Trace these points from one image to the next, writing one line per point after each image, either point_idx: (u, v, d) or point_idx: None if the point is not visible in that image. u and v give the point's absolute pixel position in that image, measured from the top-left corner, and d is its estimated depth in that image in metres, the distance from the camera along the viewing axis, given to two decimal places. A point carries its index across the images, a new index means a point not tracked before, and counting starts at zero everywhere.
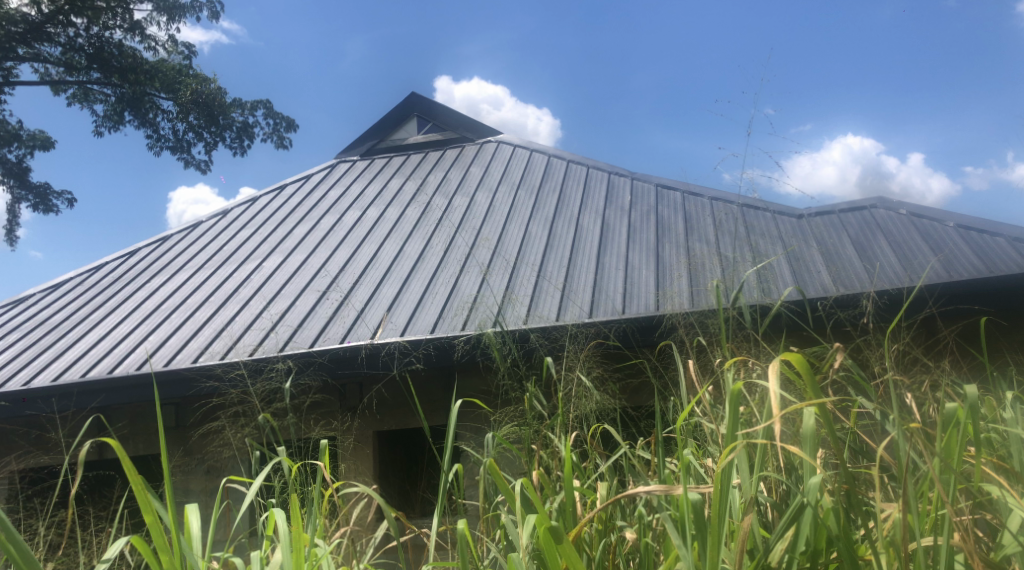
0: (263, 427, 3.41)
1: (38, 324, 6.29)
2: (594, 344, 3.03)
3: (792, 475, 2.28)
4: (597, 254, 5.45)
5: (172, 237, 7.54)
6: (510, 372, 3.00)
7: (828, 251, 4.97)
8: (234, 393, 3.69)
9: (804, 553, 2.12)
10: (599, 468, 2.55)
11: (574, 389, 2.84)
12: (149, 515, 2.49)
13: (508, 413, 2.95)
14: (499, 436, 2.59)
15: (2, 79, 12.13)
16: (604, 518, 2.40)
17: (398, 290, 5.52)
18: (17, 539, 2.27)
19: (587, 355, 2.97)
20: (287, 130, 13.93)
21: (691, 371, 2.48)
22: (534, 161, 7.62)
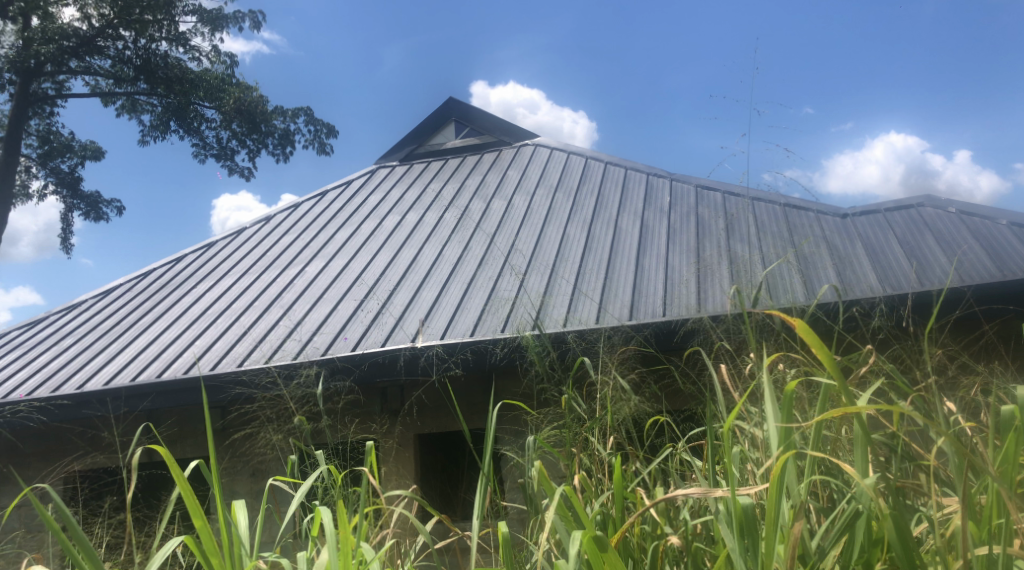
0: (302, 429, 3.46)
1: (89, 329, 6.43)
2: (629, 347, 3.03)
3: (840, 479, 2.27)
4: (637, 256, 5.44)
5: (217, 243, 7.68)
6: (547, 375, 3.01)
7: (874, 251, 4.92)
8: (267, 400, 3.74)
9: (858, 559, 2.12)
10: (643, 472, 2.55)
11: (612, 392, 2.84)
12: (199, 520, 2.54)
13: (545, 416, 2.96)
14: (540, 439, 2.60)
15: (55, 92, 12.45)
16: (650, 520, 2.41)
17: (437, 293, 5.56)
18: (85, 545, 2.41)
19: (622, 358, 2.97)
20: (328, 136, 14.09)
21: (726, 375, 2.47)
22: (572, 163, 7.63)
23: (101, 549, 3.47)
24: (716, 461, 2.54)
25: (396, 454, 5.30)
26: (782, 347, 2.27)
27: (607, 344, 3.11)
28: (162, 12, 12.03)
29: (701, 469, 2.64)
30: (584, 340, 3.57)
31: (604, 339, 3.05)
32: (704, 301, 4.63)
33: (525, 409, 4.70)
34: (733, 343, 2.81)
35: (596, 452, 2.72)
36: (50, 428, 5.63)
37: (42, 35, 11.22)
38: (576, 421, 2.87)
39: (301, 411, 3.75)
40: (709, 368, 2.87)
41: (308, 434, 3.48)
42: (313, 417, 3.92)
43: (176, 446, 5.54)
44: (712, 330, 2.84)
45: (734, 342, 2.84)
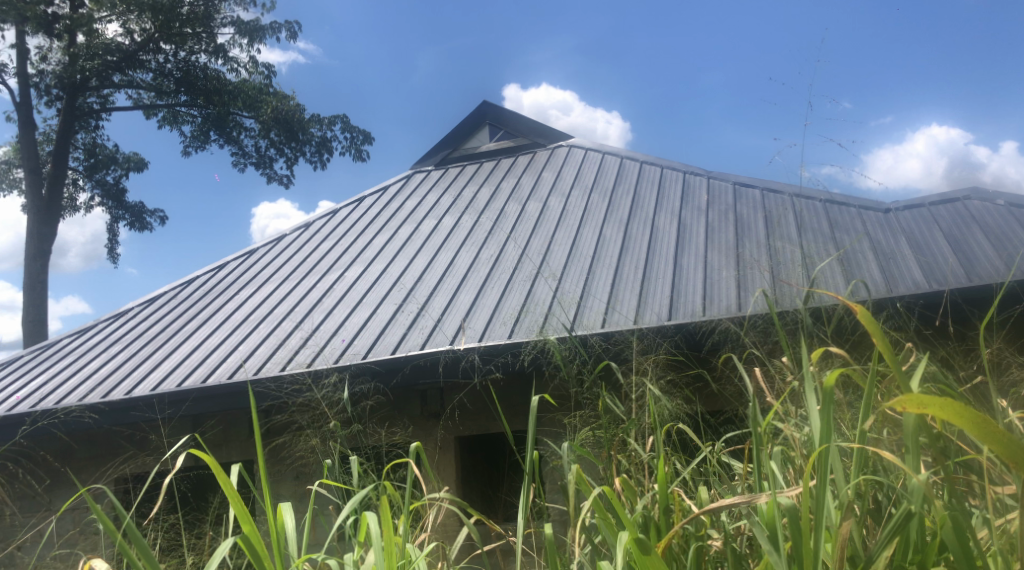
0: (336, 433, 3.53)
1: (136, 336, 6.58)
2: (661, 350, 3.05)
3: (888, 479, 2.28)
4: (675, 255, 5.46)
5: (258, 250, 7.81)
6: (576, 378, 3.03)
7: (919, 246, 4.89)
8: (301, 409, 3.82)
9: (912, 560, 2.10)
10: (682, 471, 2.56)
11: (647, 395, 2.85)
12: (247, 524, 2.59)
13: (580, 418, 2.99)
14: (576, 441, 2.62)
15: (100, 106, 12.73)
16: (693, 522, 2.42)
17: (475, 296, 5.62)
18: (140, 542, 2.50)
19: (655, 360, 2.99)
20: (364, 143, 14.23)
21: (761, 377, 2.47)
22: (607, 163, 7.66)
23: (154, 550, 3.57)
24: (753, 464, 2.55)
25: (438, 456, 5.37)
26: (814, 346, 2.29)
27: (641, 345, 3.14)
28: (202, 25, 12.21)
29: (738, 470, 2.66)
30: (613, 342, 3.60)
31: (635, 341, 3.07)
32: (743, 299, 4.63)
33: (563, 410, 4.73)
34: (765, 347, 2.82)
35: (634, 454, 2.75)
36: (100, 434, 5.78)
37: (87, 50, 11.55)
38: (612, 423, 2.90)
39: (334, 417, 3.82)
40: (739, 371, 2.88)
41: (341, 438, 3.54)
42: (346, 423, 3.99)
43: (220, 451, 5.65)
44: (740, 334, 2.85)
45: (765, 345, 2.85)
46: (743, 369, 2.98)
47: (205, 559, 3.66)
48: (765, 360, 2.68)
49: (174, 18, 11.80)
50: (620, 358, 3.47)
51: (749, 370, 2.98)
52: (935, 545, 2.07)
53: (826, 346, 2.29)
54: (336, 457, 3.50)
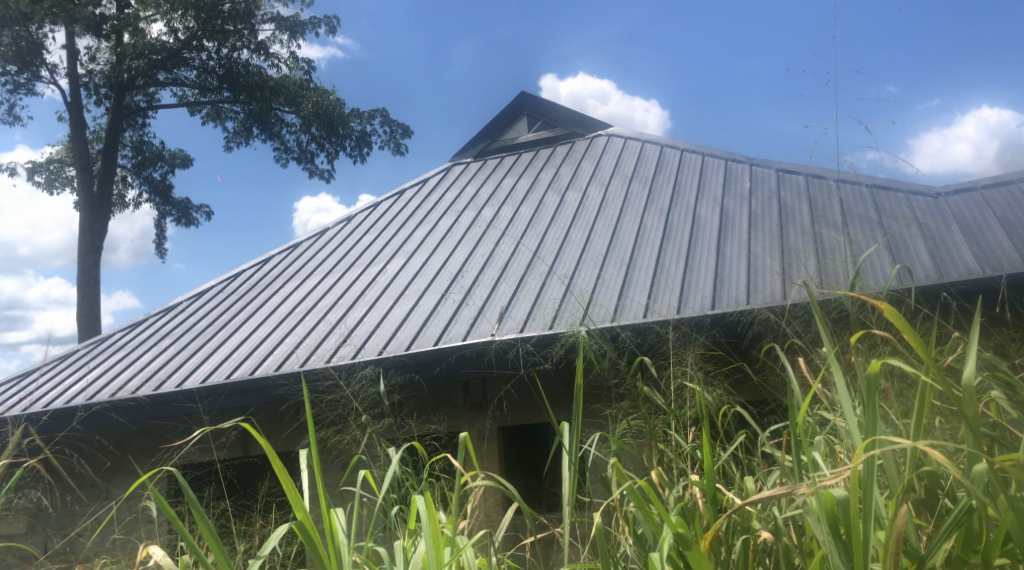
0: (372, 425, 3.58)
1: (185, 330, 6.72)
2: (699, 340, 3.04)
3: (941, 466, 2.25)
4: (717, 244, 5.45)
5: (302, 244, 7.92)
6: (613, 369, 3.03)
7: (971, 230, 4.85)
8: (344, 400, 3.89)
9: (974, 552, 2.06)
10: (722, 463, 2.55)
11: (686, 387, 2.84)
12: (302, 512, 2.62)
13: (619, 410, 3.00)
14: (607, 435, 2.62)
15: (146, 104, 12.97)
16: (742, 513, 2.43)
17: (515, 287, 5.66)
18: (198, 523, 2.59)
19: (694, 350, 2.98)
20: (403, 137, 14.34)
21: (804, 369, 2.44)
22: (647, 151, 7.65)
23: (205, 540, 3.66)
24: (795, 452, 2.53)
25: (482, 447, 5.42)
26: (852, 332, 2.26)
27: (680, 334, 3.14)
28: (243, 22, 12.35)
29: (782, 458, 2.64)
30: (649, 334, 3.61)
31: (672, 332, 3.06)
32: (787, 287, 4.62)
33: (602, 400, 4.74)
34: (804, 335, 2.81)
35: (677, 446, 2.75)
36: (150, 425, 5.91)
37: (133, 49, 11.71)
38: (652, 414, 2.90)
39: (365, 412, 3.87)
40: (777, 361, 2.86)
41: (376, 431, 3.60)
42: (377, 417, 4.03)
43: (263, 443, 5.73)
44: (780, 323, 2.84)
45: (807, 334, 2.83)
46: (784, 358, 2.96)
47: (254, 546, 3.76)
48: (804, 348, 2.66)
49: (216, 16, 11.96)
50: (654, 351, 3.48)
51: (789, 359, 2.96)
52: (998, 537, 2.02)
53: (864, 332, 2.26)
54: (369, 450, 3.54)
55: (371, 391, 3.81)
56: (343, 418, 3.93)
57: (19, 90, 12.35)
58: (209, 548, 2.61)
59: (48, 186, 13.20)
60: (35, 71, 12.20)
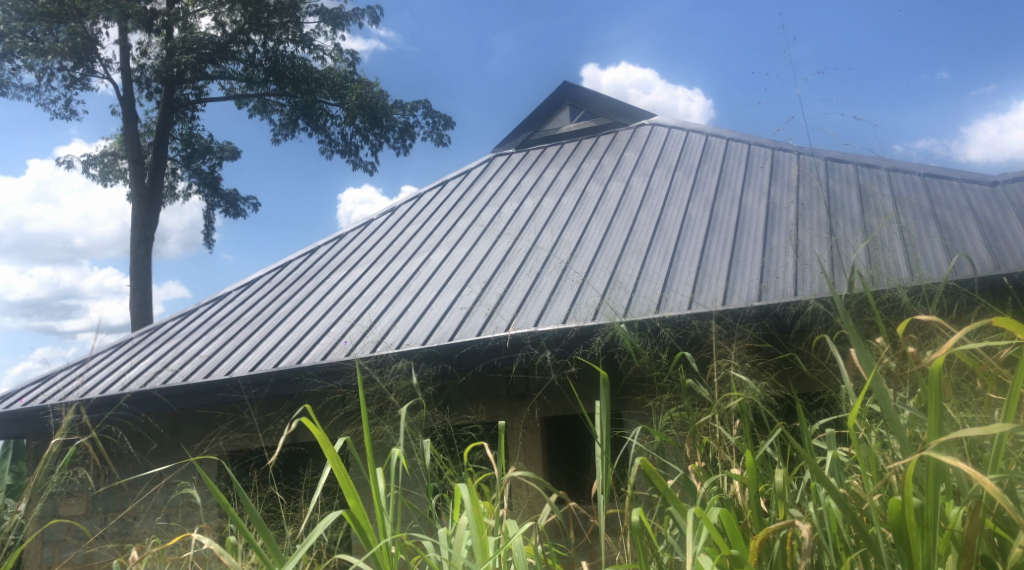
0: (413, 416, 3.61)
1: (233, 319, 6.83)
2: (744, 333, 3.02)
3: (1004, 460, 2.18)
4: (763, 234, 5.42)
5: (348, 235, 8.01)
6: (654, 361, 3.02)
7: None
8: (385, 389, 3.93)
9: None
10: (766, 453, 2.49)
11: (731, 379, 2.81)
12: (352, 499, 2.66)
13: (661, 403, 2.98)
14: (646, 427, 2.60)
15: (195, 97, 13.18)
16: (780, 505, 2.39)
17: (557, 277, 5.67)
18: (252, 510, 2.64)
19: (739, 344, 2.96)
20: (445, 128, 14.39)
21: (853, 359, 2.39)
22: (691, 141, 7.61)
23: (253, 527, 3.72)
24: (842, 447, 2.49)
25: (524, 437, 5.45)
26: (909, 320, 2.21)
27: (723, 326, 3.12)
28: (288, 15, 12.50)
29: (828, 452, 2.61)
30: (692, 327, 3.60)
31: (715, 326, 3.05)
32: (836, 279, 4.58)
33: (644, 391, 4.73)
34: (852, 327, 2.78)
35: (721, 437, 2.72)
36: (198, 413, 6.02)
37: (183, 45, 11.95)
38: (695, 405, 2.88)
39: (403, 404, 3.89)
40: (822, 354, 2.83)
41: (416, 422, 3.63)
42: (415, 407, 4.06)
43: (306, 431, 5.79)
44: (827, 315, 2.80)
45: (859, 327, 2.80)
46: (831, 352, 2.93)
47: (300, 532, 3.81)
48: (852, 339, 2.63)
49: (262, 9, 12.12)
50: (697, 344, 3.47)
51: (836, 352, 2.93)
52: None
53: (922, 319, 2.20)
54: (408, 440, 3.57)
55: (408, 384, 3.83)
56: (381, 409, 3.97)
57: (75, 85, 12.62)
58: (256, 531, 2.65)
59: (102, 179, 13.48)
60: (89, 66, 12.47)
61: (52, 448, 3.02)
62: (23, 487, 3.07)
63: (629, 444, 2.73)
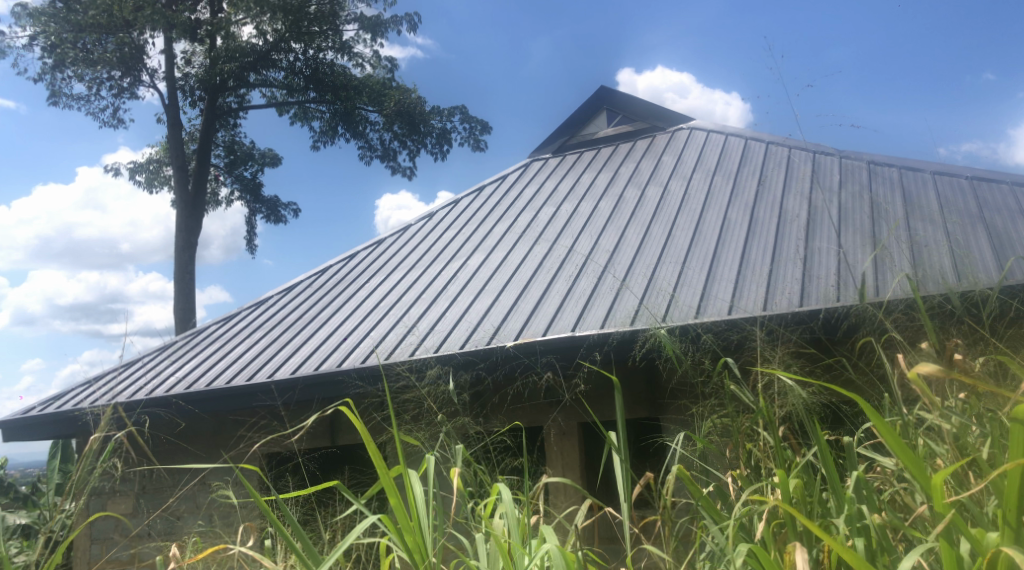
0: (449, 423, 3.63)
1: (275, 323, 6.92)
2: (789, 339, 3.01)
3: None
4: (805, 239, 5.37)
5: (386, 240, 8.07)
6: (696, 367, 3.02)
7: None
8: (416, 396, 3.95)
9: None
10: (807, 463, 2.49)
11: (773, 385, 2.81)
12: (394, 499, 2.68)
13: (705, 408, 2.99)
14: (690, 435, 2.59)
15: (237, 105, 13.38)
16: (820, 513, 2.37)
17: (594, 282, 5.69)
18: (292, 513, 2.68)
19: (783, 349, 2.96)
20: (482, 133, 14.46)
21: (898, 365, 2.37)
22: (730, 145, 7.58)
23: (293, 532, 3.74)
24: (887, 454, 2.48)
25: (559, 443, 5.44)
26: (918, 366, 2.08)
27: (766, 332, 3.10)
28: (328, 23, 12.66)
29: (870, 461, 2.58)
30: (734, 331, 3.58)
31: (759, 331, 3.05)
32: (880, 285, 4.53)
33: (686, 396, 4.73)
34: (899, 334, 2.76)
35: (763, 444, 2.72)
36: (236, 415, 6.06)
37: (226, 53, 12.13)
38: (738, 412, 2.88)
39: (440, 410, 3.92)
40: (868, 360, 2.82)
41: (451, 429, 3.65)
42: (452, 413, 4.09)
43: (345, 435, 5.85)
44: (871, 322, 2.79)
45: (905, 333, 2.78)
46: (875, 358, 2.91)
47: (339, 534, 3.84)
48: (899, 344, 2.60)
49: (303, 17, 12.27)
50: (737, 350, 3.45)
51: (882, 356, 2.90)
52: None
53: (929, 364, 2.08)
54: (444, 444, 3.60)
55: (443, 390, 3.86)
56: (418, 414, 3.99)
57: (122, 94, 12.84)
58: (291, 531, 2.70)
59: (147, 186, 13.70)
60: (137, 75, 12.67)
61: (95, 445, 3.10)
62: (71, 485, 3.13)
63: (671, 450, 2.71)
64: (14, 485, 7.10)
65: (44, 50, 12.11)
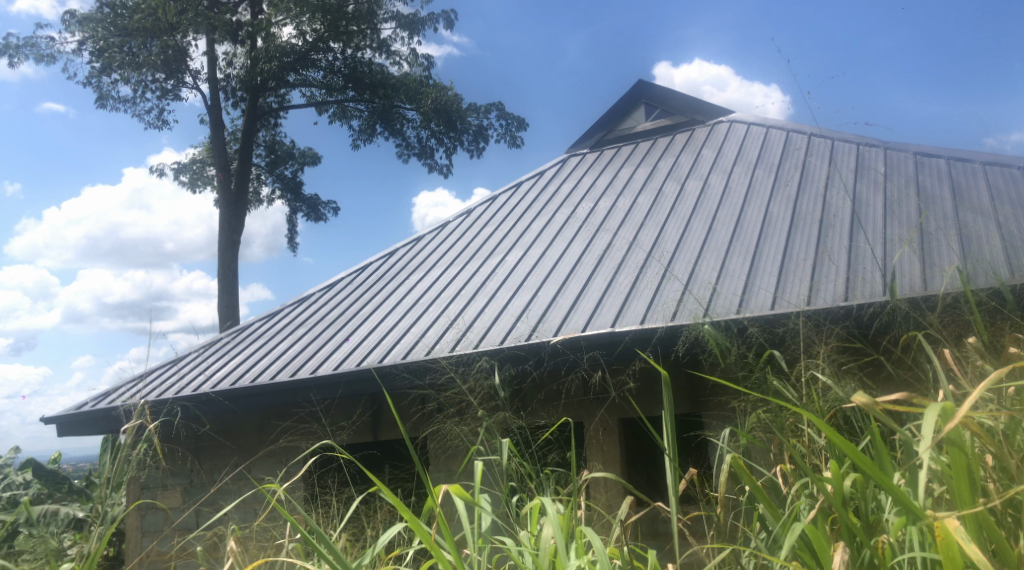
0: (490, 418, 3.64)
1: (317, 320, 6.99)
2: (833, 332, 2.99)
3: None
4: (849, 233, 5.32)
5: (425, 237, 8.11)
6: (739, 360, 2.99)
7: None
8: (455, 391, 3.97)
9: None
10: (855, 459, 2.46)
11: (818, 379, 2.78)
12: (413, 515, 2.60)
13: (748, 404, 2.96)
14: (735, 429, 2.57)
15: (278, 105, 13.52)
16: (871, 508, 2.34)
17: (634, 278, 5.67)
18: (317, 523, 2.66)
19: (827, 344, 2.93)
20: (518, 129, 14.48)
21: (951, 360, 2.34)
22: (772, 137, 7.51)
23: (340, 527, 3.79)
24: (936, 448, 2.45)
25: (601, 440, 5.44)
26: (855, 395, 2.17)
27: (812, 327, 3.07)
28: (366, 22, 12.73)
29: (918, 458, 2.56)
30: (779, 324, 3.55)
31: (803, 325, 3.03)
32: (929, 276, 4.47)
33: (727, 391, 4.70)
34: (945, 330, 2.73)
35: (807, 439, 2.69)
36: (275, 410, 6.13)
37: (266, 54, 12.30)
38: (782, 407, 2.86)
39: (481, 405, 3.93)
40: (914, 354, 2.78)
41: (494, 423, 3.66)
42: (492, 409, 4.09)
43: (387, 430, 5.89)
44: (917, 317, 2.76)
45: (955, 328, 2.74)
46: (921, 351, 2.88)
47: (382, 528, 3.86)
48: (940, 338, 2.60)
49: (342, 17, 12.38)
50: (783, 342, 3.42)
51: (928, 350, 2.87)
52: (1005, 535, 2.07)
53: (869, 391, 2.17)
54: (488, 438, 3.60)
55: (484, 385, 3.86)
56: (460, 411, 4.00)
57: (166, 96, 13.03)
58: (321, 537, 2.70)
59: (190, 185, 13.88)
60: (180, 78, 12.85)
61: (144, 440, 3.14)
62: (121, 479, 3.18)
63: (715, 445, 2.69)
64: (67, 479, 7.26)
65: (92, 54, 12.35)
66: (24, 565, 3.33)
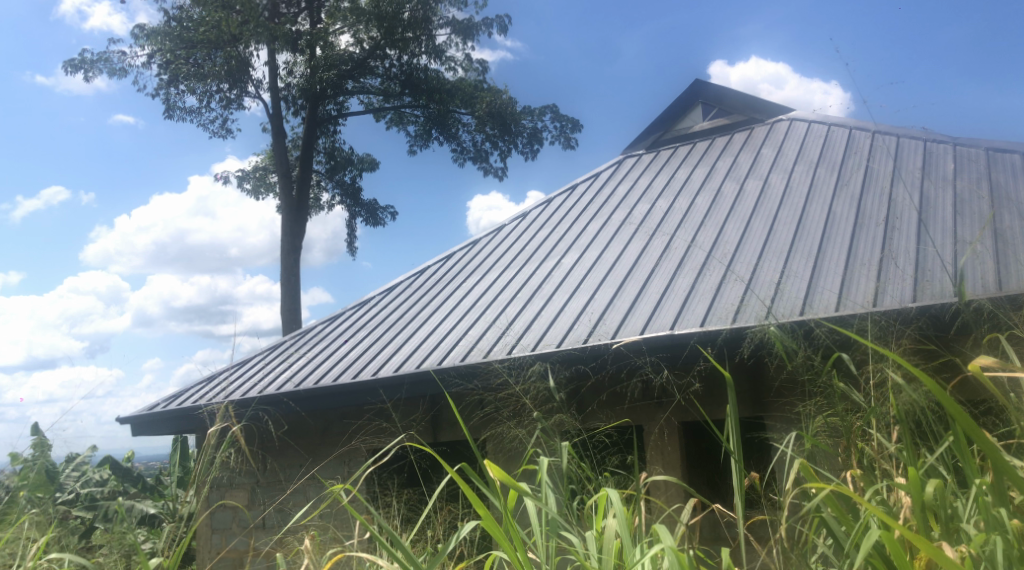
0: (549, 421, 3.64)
1: (377, 323, 7.08)
2: (903, 334, 2.94)
3: None
4: (917, 232, 5.22)
5: (482, 240, 8.16)
6: (805, 364, 2.95)
7: None
8: (509, 394, 3.97)
9: None
10: (929, 463, 2.42)
11: (889, 383, 2.73)
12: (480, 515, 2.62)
13: (813, 408, 2.91)
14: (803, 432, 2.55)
15: (336, 112, 13.72)
16: (950, 515, 2.31)
17: (693, 280, 5.64)
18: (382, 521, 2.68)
19: (895, 346, 2.88)
20: (573, 131, 14.46)
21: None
22: (834, 135, 7.41)
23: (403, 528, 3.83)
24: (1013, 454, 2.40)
25: (663, 443, 5.41)
26: (976, 358, 2.14)
27: (880, 328, 3.01)
28: (422, 29, 12.81)
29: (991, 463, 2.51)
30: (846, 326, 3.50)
31: (870, 326, 2.98)
32: (1000, 276, 4.39)
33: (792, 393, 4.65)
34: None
35: (876, 443, 2.66)
36: (337, 412, 6.22)
37: (325, 61, 12.62)
38: (850, 411, 2.82)
39: (538, 407, 3.94)
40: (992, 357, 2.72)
41: (552, 425, 3.67)
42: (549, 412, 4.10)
43: (446, 432, 5.94)
44: (997, 318, 2.69)
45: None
46: (999, 353, 2.81)
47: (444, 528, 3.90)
48: None
49: (397, 25, 12.48)
50: (851, 343, 3.36)
51: (1006, 351, 2.80)
52: None
53: (989, 358, 2.15)
54: (546, 441, 3.61)
55: (542, 387, 3.86)
56: (516, 414, 4.01)
57: (229, 105, 13.28)
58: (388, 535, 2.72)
59: (252, 193, 14.16)
60: (242, 88, 13.02)
61: (216, 440, 3.23)
62: (194, 479, 3.25)
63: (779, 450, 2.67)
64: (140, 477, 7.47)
65: (159, 66, 12.69)
66: (105, 561, 3.43)
